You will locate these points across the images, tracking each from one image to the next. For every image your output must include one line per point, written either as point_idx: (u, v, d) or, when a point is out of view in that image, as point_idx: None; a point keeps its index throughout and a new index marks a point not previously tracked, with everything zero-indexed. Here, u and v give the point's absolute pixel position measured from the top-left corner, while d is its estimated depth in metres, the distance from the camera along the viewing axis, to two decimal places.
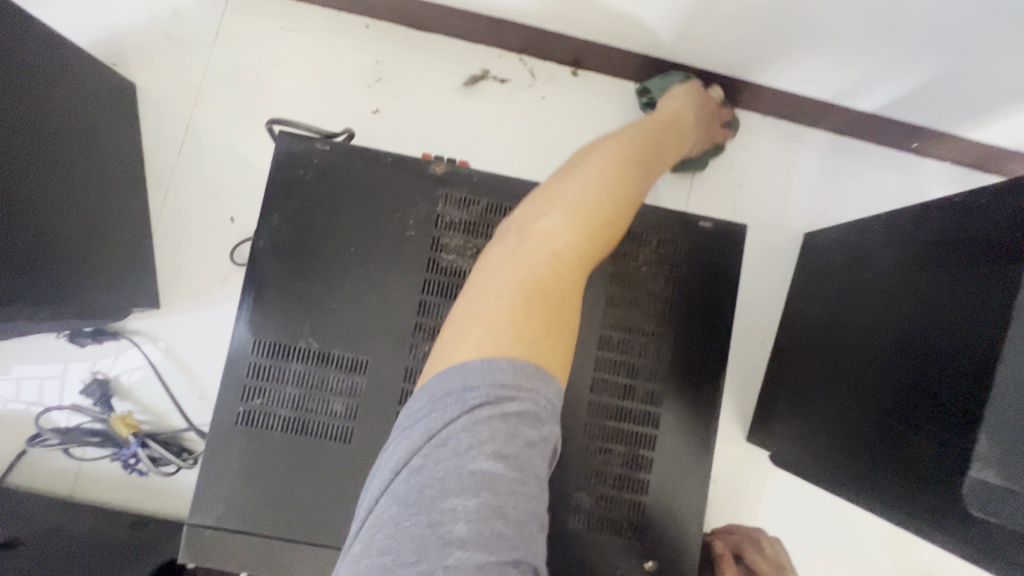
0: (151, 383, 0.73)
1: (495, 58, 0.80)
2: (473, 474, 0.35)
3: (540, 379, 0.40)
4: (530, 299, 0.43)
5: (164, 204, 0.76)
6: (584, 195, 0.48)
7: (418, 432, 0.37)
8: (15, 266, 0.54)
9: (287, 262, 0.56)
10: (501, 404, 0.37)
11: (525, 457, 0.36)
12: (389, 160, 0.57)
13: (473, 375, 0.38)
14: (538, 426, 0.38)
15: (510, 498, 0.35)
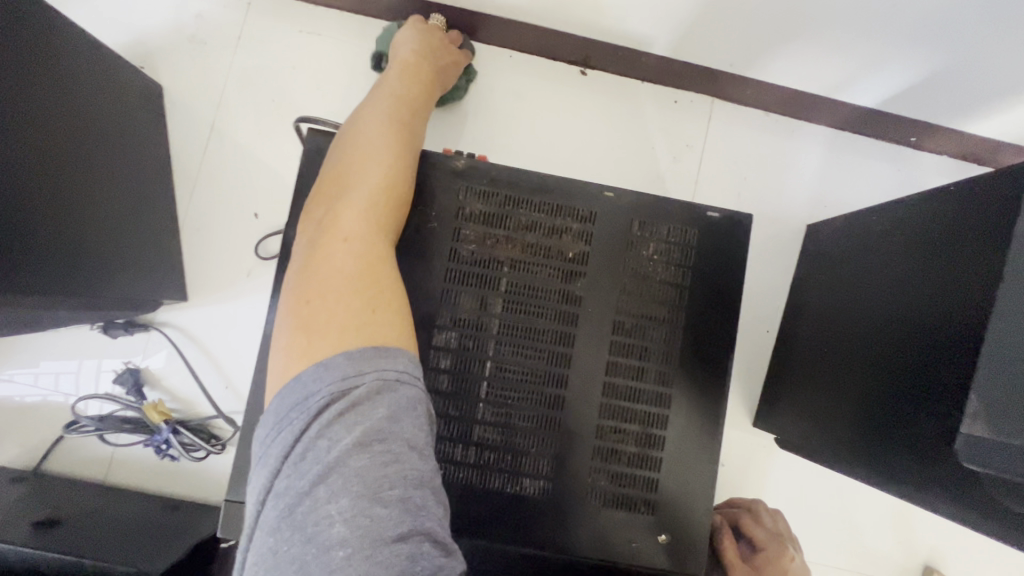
0: (180, 372, 0.76)
1: (507, 57, 0.83)
2: (343, 472, 0.39)
3: (389, 352, 0.45)
4: (351, 289, 0.49)
5: (190, 200, 0.79)
6: (365, 191, 0.55)
7: (274, 455, 0.41)
8: (57, 257, 0.57)
9: None
10: (342, 400, 0.42)
11: (385, 439, 0.41)
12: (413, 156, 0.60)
13: (311, 384, 0.43)
14: (394, 398, 0.43)
15: (381, 475, 0.40)
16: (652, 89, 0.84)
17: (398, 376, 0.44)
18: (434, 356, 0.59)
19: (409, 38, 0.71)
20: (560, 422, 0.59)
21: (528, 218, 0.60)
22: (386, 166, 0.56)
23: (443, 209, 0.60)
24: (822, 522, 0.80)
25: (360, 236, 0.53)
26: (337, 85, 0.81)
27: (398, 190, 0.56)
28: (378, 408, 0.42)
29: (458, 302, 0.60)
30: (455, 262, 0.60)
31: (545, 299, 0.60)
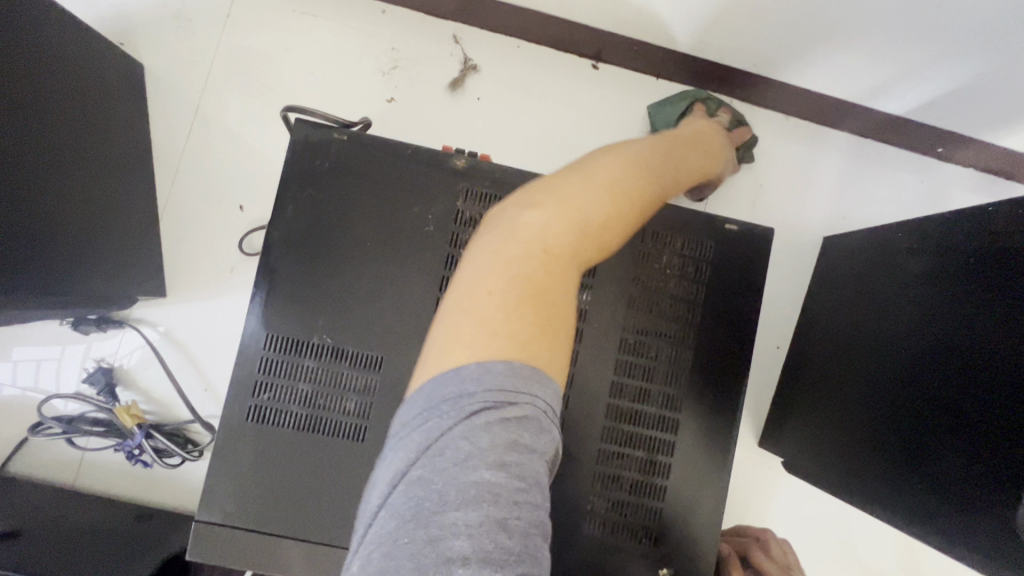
0: (157, 373, 0.71)
1: (515, 48, 0.78)
2: (461, 487, 0.31)
3: (536, 380, 0.35)
4: (521, 297, 0.37)
5: (171, 190, 0.74)
6: (592, 199, 0.40)
7: (414, 441, 0.33)
8: (22, 249, 0.53)
9: (300, 254, 0.54)
10: (501, 408, 0.33)
11: (526, 465, 0.32)
12: (411, 153, 0.56)
13: (471, 380, 0.34)
14: (536, 429, 0.34)
15: (507, 527, 0.31)
16: (667, 87, 0.79)
17: (541, 409, 0.35)
18: None
19: (701, 122, 0.69)
20: (560, 445, 0.55)
21: None
22: (599, 188, 0.41)
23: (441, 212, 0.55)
24: (826, 550, 0.76)
25: (560, 264, 0.39)
26: (331, 71, 0.76)
27: (618, 211, 0.41)
28: (528, 435, 0.33)
29: None
30: (451, 269, 0.55)
31: None
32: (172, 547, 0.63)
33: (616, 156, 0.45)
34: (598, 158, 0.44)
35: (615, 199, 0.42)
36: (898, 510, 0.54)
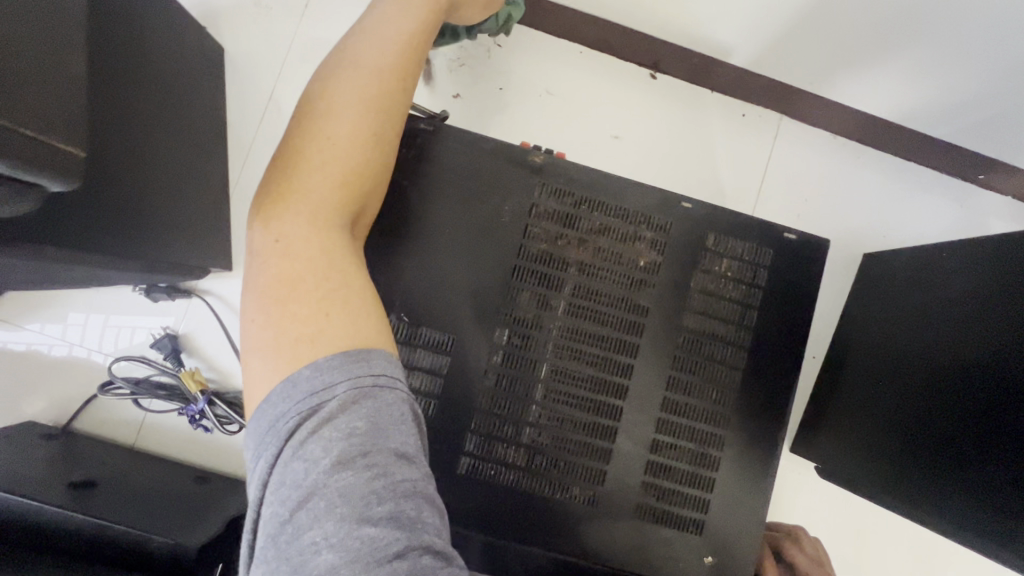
0: (219, 343, 0.74)
1: (577, 53, 0.81)
2: (328, 492, 0.38)
3: (367, 357, 0.43)
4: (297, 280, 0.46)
5: (242, 169, 0.77)
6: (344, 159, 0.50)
7: (253, 478, 0.40)
8: (131, 216, 0.56)
9: (383, 236, 0.57)
10: (313, 417, 0.40)
11: (366, 449, 0.39)
12: (491, 147, 0.59)
13: (281, 402, 0.41)
14: (373, 407, 0.41)
15: (370, 490, 0.38)
16: (722, 99, 0.82)
17: (385, 386, 0.42)
18: (496, 355, 0.58)
19: None
20: (614, 433, 0.58)
21: (602, 221, 0.59)
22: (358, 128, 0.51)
23: (517, 205, 0.58)
24: (852, 554, 0.79)
25: (328, 217, 0.49)
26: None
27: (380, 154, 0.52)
28: (356, 420, 0.40)
29: (524, 300, 0.58)
30: (523, 259, 0.58)
31: (611, 306, 0.59)
32: (232, 508, 0.66)
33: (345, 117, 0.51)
34: (342, 84, 0.52)
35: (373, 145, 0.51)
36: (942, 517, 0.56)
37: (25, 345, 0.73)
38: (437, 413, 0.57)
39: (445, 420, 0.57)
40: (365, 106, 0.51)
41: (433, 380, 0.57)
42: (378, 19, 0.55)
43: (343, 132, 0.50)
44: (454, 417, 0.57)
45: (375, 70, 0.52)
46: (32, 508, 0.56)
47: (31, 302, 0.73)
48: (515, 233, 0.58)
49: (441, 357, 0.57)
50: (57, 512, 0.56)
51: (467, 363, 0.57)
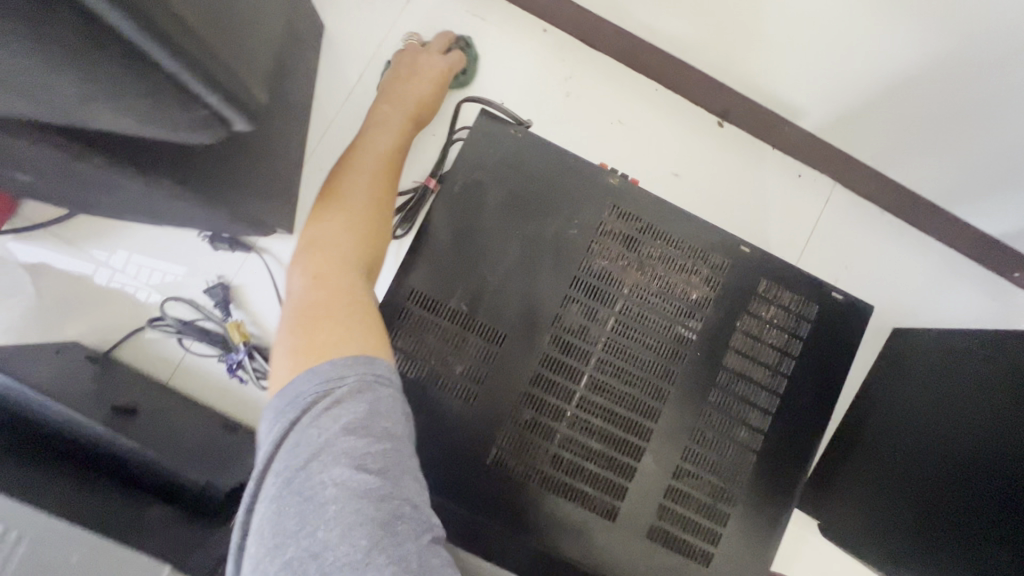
0: (266, 300, 0.77)
1: (653, 90, 0.85)
2: (333, 451, 0.41)
3: (365, 359, 0.47)
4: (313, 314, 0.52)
5: (320, 140, 0.81)
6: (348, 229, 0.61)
7: (267, 442, 0.44)
8: (257, 162, 0.58)
9: (458, 226, 0.60)
10: (329, 394, 0.44)
11: (369, 420, 0.43)
12: (573, 162, 0.62)
13: (302, 384, 0.45)
14: (376, 395, 0.45)
15: (369, 453, 0.42)
16: (781, 158, 0.86)
17: (382, 381, 0.46)
18: (544, 359, 0.60)
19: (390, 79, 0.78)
20: (641, 452, 0.60)
21: (662, 250, 0.62)
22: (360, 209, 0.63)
23: (587, 220, 0.61)
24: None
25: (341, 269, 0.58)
26: (486, 71, 0.83)
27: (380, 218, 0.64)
28: (363, 401, 0.44)
29: (578, 310, 0.60)
30: (584, 271, 0.61)
31: (658, 330, 0.61)
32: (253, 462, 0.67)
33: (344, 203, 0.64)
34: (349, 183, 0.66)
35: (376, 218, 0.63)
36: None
37: (83, 268, 0.75)
38: (478, 403, 0.59)
39: (484, 411, 0.59)
40: (370, 199, 0.65)
41: (480, 370, 0.59)
42: (375, 131, 0.72)
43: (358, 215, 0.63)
44: (494, 409, 0.59)
45: (372, 166, 0.68)
46: (87, 436, 0.57)
47: (97, 227, 0.76)
48: (581, 244, 0.61)
49: (492, 350, 0.59)
50: (111, 441, 0.57)
51: (516, 360, 0.59)
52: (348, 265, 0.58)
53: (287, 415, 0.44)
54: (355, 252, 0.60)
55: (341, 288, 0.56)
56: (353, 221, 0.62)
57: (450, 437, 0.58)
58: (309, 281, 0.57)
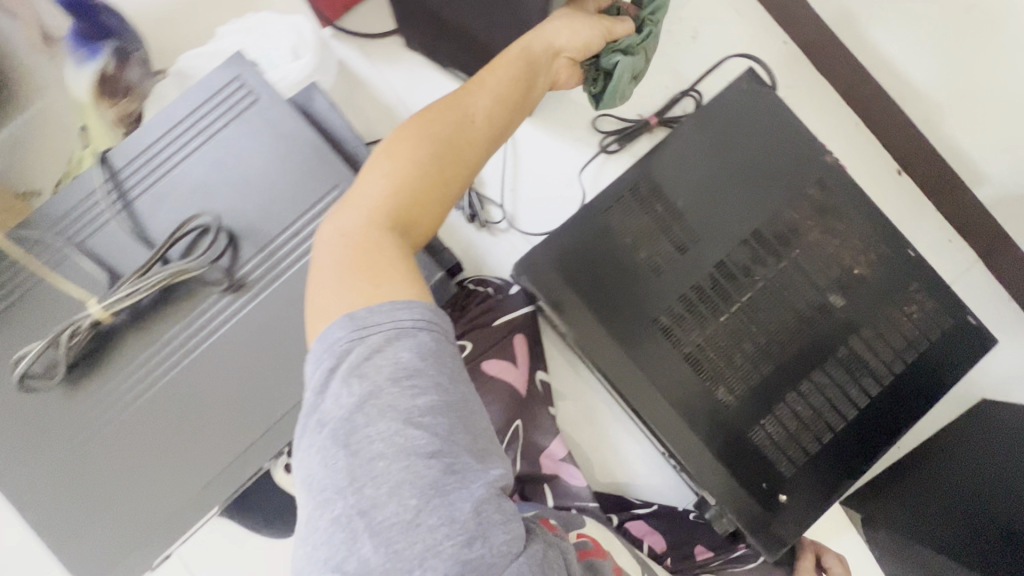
0: (494, 156, 0.93)
1: (854, 123, 0.96)
2: (376, 402, 0.41)
3: (399, 307, 0.44)
4: (354, 252, 0.46)
5: None
6: (390, 172, 0.50)
7: (318, 375, 0.43)
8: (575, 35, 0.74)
9: (697, 143, 0.75)
10: (364, 345, 0.42)
11: (416, 367, 0.42)
12: (802, 134, 0.75)
13: (338, 329, 0.43)
14: (416, 340, 0.43)
15: (411, 408, 0.41)
16: (942, 222, 0.95)
17: (426, 325, 0.44)
18: (722, 266, 0.73)
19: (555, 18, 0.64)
20: (770, 368, 0.72)
21: (844, 226, 0.75)
22: (391, 164, 0.51)
23: (797, 180, 0.75)
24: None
25: (382, 207, 0.49)
26: (731, 53, 0.97)
27: (467, 152, 0.53)
28: (403, 350, 0.42)
29: (763, 243, 0.74)
30: (780, 216, 0.74)
31: (818, 284, 0.74)
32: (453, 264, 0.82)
33: (390, 147, 0.52)
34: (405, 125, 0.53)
35: (451, 157, 0.52)
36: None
37: (366, 76, 0.93)
38: (662, 276, 0.73)
39: (665, 284, 0.72)
40: (451, 105, 0.54)
41: (673, 254, 0.73)
42: (545, 27, 0.62)
43: (425, 153, 0.51)
44: (673, 286, 0.72)
45: (493, 97, 0.56)
46: None
47: (396, 53, 0.94)
48: (786, 196, 0.74)
49: (688, 243, 0.73)
50: None
51: (703, 258, 0.73)
52: (396, 194, 0.49)
53: (324, 360, 0.44)
54: (424, 180, 0.51)
55: (399, 211, 0.50)
56: (416, 153, 0.51)
57: (630, 292, 0.72)
58: (387, 181, 0.50)
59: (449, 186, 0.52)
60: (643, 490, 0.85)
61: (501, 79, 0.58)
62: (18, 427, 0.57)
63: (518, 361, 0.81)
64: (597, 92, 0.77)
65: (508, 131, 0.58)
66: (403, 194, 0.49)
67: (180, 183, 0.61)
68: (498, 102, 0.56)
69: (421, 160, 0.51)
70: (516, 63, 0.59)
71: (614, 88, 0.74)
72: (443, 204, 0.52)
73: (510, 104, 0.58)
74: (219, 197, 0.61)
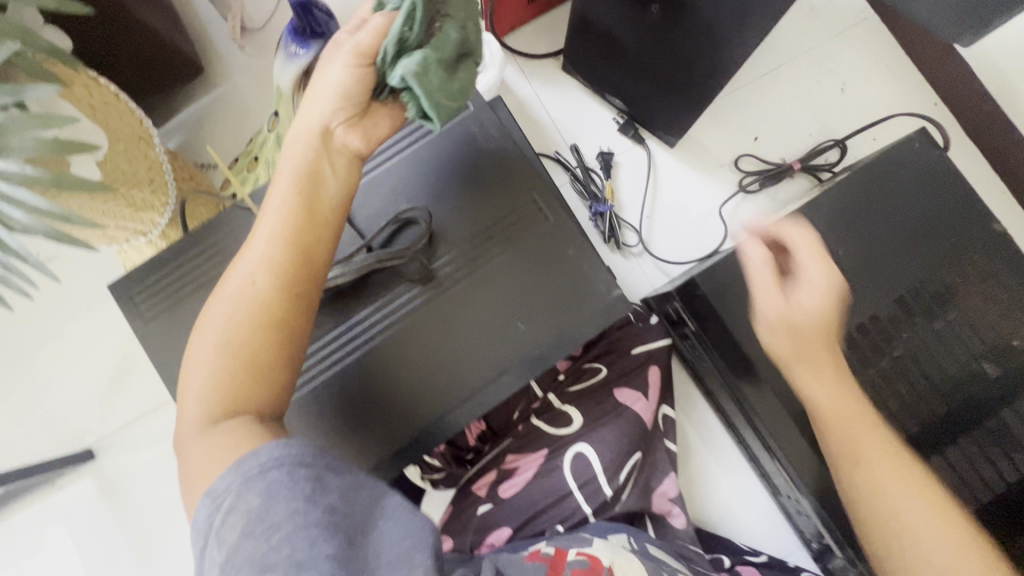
0: (633, 185, 0.96)
1: (1000, 192, 0.95)
2: (232, 554, 0.40)
3: (249, 458, 0.43)
4: (219, 380, 0.49)
5: (728, 97, 0.99)
6: (259, 278, 0.52)
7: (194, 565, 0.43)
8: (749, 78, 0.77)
9: (861, 195, 0.76)
10: (210, 520, 0.42)
11: (270, 507, 0.41)
12: (967, 198, 0.76)
13: (199, 517, 0.43)
14: (269, 481, 0.43)
15: (274, 534, 0.40)
16: None
17: (296, 463, 0.44)
18: (875, 319, 0.74)
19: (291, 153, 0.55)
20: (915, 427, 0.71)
21: (1008, 294, 0.73)
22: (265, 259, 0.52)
23: (958, 243, 0.75)
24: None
25: (243, 329, 0.50)
26: (882, 108, 0.97)
27: (315, 249, 0.54)
28: (252, 495, 0.42)
29: (919, 301, 0.74)
30: (939, 277, 0.74)
31: (975, 350, 0.72)
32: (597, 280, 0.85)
33: (225, 287, 0.52)
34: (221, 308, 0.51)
35: (307, 256, 0.53)
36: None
37: (524, 94, 0.98)
38: None
39: None
40: (287, 227, 0.53)
41: None
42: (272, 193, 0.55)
43: (271, 257, 0.52)
44: None
45: (269, 234, 0.53)
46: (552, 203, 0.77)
47: (553, 76, 0.99)
48: (947, 262, 0.74)
49: (843, 291, 0.74)
50: None
51: (857, 307, 0.73)
52: (259, 307, 0.51)
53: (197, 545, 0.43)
54: (242, 329, 0.50)
55: (237, 370, 0.50)
56: (232, 308, 0.51)
57: None
58: (204, 363, 0.50)
59: (306, 281, 0.53)
60: (753, 535, 0.84)
61: (284, 177, 0.55)
62: None
63: (649, 394, 0.80)
64: (422, 114, 0.55)
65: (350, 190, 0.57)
66: (278, 292, 0.52)
67: (390, 180, 0.66)
68: (311, 139, 0.55)
69: (234, 331, 0.50)
70: (300, 135, 0.55)
71: (436, 83, 0.53)
72: (302, 297, 0.53)
73: (303, 199, 0.54)
74: (427, 198, 0.66)
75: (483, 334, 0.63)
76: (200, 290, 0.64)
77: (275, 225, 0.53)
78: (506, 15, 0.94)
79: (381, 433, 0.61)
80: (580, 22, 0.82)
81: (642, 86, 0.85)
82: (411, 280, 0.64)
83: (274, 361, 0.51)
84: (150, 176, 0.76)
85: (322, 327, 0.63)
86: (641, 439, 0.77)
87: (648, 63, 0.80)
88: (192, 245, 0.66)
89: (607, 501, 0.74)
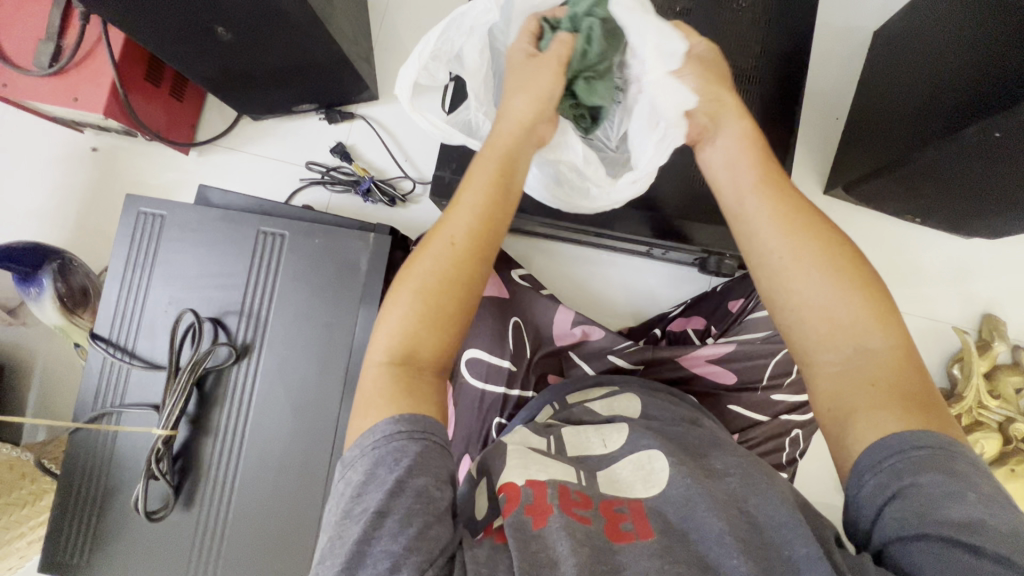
0: (375, 149, 1.03)
1: None
2: (373, 510, 0.41)
3: (398, 423, 0.45)
4: (427, 327, 0.49)
5: (380, 27, 1.04)
6: (438, 265, 0.50)
7: (344, 496, 0.44)
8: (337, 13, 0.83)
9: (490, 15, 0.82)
10: (360, 477, 0.44)
11: (419, 480, 0.43)
12: None
13: (347, 469, 0.45)
14: (409, 450, 0.44)
15: (416, 508, 0.42)
16: None
17: (416, 432, 0.45)
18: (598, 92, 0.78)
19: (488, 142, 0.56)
20: None
21: None
22: (451, 256, 0.50)
23: None
24: (901, 275, 0.93)
25: (444, 330, 0.49)
26: None
27: (498, 230, 0.53)
28: (393, 465, 0.43)
29: None
30: None
31: None
32: (384, 228, 0.75)
33: (441, 284, 0.49)
34: (399, 317, 0.49)
35: (499, 232, 0.53)
36: (950, 153, 0.71)
37: (244, 162, 1.04)
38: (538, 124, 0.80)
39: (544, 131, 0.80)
40: (486, 196, 0.53)
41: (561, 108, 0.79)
42: (466, 182, 0.54)
43: (462, 228, 0.51)
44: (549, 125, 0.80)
45: (464, 225, 0.51)
46: (284, 211, 0.78)
47: (253, 132, 1.04)
48: None
49: None
50: (305, 214, 0.77)
51: None
52: (437, 313, 0.49)
53: (342, 499, 0.44)
54: (437, 301, 0.49)
55: (427, 331, 0.49)
56: (435, 258, 0.50)
57: None
58: (397, 335, 0.48)
59: (490, 247, 0.52)
60: (662, 295, 0.94)
61: (485, 159, 0.55)
62: (179, 548, 0.68)
63: None
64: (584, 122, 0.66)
65: (530, 143, 0.57)
66: (472, 267, 0.51)
67: (156, 312, 0.72)
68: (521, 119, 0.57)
69: (426, 287, 0.49)
70: (514, 128, 0.57)
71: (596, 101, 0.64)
72: (488, 263, 0.52)
73: (493, 215, 0.53)
74: (193, 300, 0.72)
75: (313, 344, 0.70)
76: (103, 509, 0.69)
77: (463, 241, 0.51)
78: (177, 123, 0.99)
79: (310, 473, 0.68)
80: (210, 81, 0.89)
81: (299, 85, 0.92)
82: (234, 361, 0.70)
83: (452, 324, 0.50)
84: (17, 474, 0.80)
85: (206, 448, 0.69)
86: (502, 308, 0.82)
87: (277, 69, 0.86)
88: (68, 486, 0.70)
89: (514, 370, 0.80)
